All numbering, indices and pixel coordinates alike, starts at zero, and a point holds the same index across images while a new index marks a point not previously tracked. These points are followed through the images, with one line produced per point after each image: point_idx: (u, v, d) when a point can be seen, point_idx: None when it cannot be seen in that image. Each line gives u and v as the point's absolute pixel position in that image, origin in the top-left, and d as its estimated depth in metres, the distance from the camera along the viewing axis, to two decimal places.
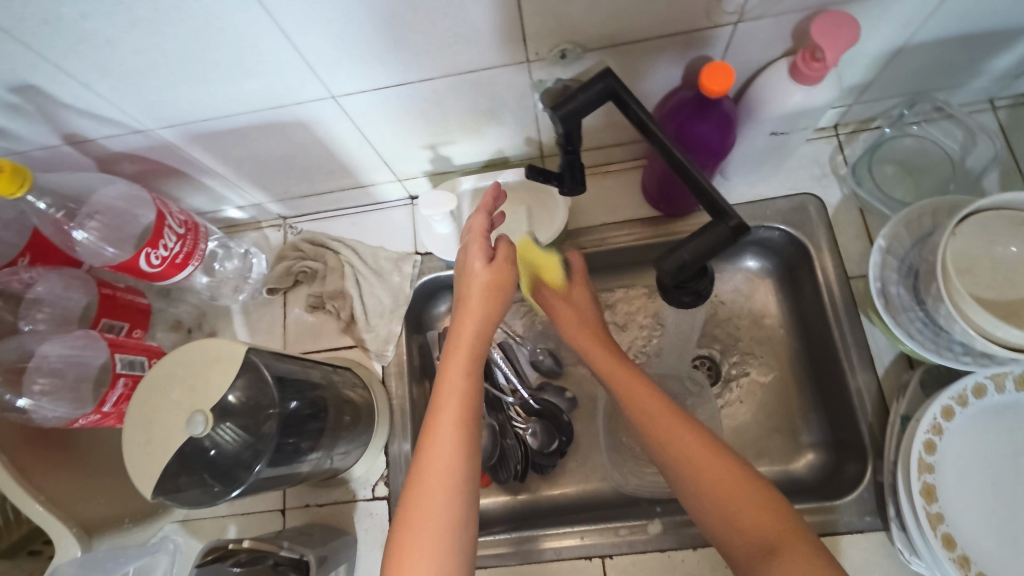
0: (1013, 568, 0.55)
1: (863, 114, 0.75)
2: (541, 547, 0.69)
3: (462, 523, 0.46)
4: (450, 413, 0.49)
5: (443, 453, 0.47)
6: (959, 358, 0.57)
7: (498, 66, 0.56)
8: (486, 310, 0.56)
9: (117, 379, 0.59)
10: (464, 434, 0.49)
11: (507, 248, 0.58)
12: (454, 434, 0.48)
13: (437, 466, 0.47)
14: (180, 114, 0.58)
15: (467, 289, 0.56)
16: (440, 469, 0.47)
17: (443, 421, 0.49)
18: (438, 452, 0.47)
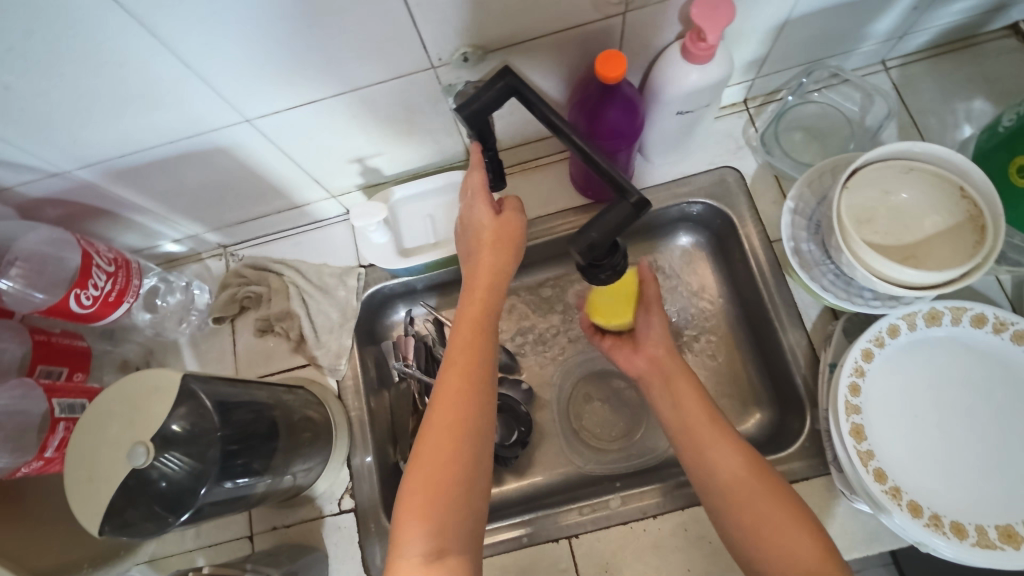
0: (942, 493, 0.58)
1: (768, 86, 0.79)
2: (553, 525, 0.70)
3: (467, 484, 0.47)
4: (463, 375, 0.50)
5: (451, 415, 0.48)
6: (869, 302, 0.63)
7: (407, 74, 0.58)
8: (495, 266, 0.56)
9: (56, 424, 0.60)
10: (476, 395, 0.50)
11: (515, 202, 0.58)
12: (465, 398, 0.49)
13: (449, 430, 0.48)
14: (96, 152, 0.58)
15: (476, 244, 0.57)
16: (450, 434, 0.48)
17: (455, 383, 0.50)
18: (447, 417, 0.48)
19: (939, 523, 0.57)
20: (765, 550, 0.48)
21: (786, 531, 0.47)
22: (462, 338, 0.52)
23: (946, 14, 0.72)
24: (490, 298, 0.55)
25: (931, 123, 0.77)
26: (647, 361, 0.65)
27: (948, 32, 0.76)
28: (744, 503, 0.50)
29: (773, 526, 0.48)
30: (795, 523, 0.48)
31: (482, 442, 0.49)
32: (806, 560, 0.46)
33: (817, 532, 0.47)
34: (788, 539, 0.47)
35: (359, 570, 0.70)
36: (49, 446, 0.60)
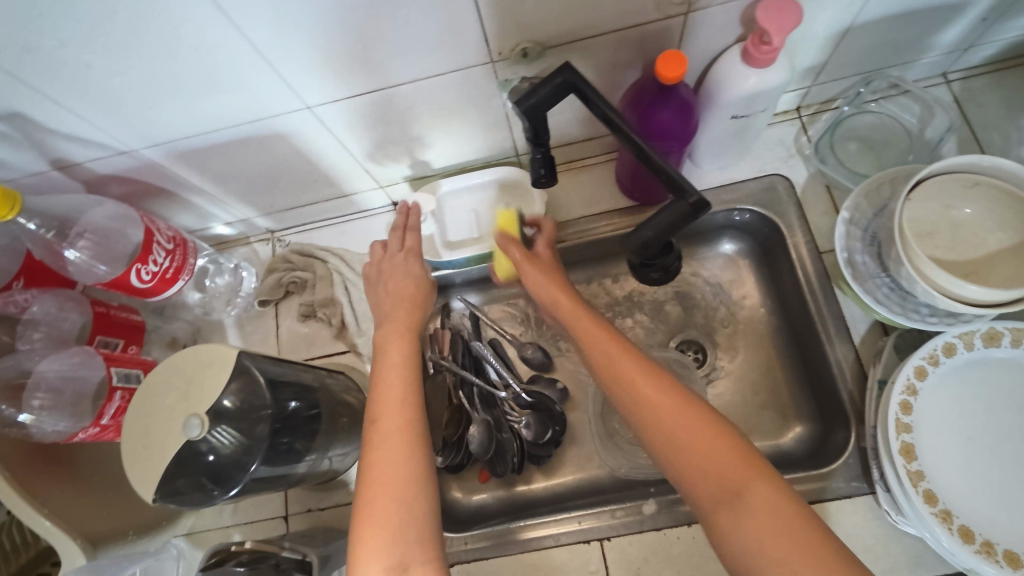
0: (997, 519, 0.56)
1: (823, 95, 0.78)
2: (536, 536, 0.70)
3: (414, 492, 0.47)
4: (395, 386, 0.53)
5: (389, 424, 0.50)
6: (926, 318, 0.61)
7: (465, 68, 0.59)
8: (415, 304, 0.63)
9: (113, 392, 0.61)
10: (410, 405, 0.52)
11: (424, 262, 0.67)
12: (405, 406, 0.52)
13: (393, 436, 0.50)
14: (162, 133, 0.60)
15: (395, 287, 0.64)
16: (390, 443, 0.49)
17: (389, 396, 0.52)
18: (393, 426, 0.50)
19: (992, 550, 0.55)
20: (688, 466, 0.47)
21: (705, 446, 0.46)
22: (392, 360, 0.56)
23: (1016, 27, 0.69)
24: (413, 322, 0.60)
25: (994, 138, 0.75)
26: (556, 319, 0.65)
27: (1017, 45, 0.74)
28: (665, 426, 0.49)
29: (689, 443, 0.47)
30: (714, 436, 0.47)
31: (420, 445, 0.50)
32: (728, 470, 0.45)
33: (737, 439, 0.47)
34: (709, 454, 0.46)
35: None
36: (106, 413, 0.61)
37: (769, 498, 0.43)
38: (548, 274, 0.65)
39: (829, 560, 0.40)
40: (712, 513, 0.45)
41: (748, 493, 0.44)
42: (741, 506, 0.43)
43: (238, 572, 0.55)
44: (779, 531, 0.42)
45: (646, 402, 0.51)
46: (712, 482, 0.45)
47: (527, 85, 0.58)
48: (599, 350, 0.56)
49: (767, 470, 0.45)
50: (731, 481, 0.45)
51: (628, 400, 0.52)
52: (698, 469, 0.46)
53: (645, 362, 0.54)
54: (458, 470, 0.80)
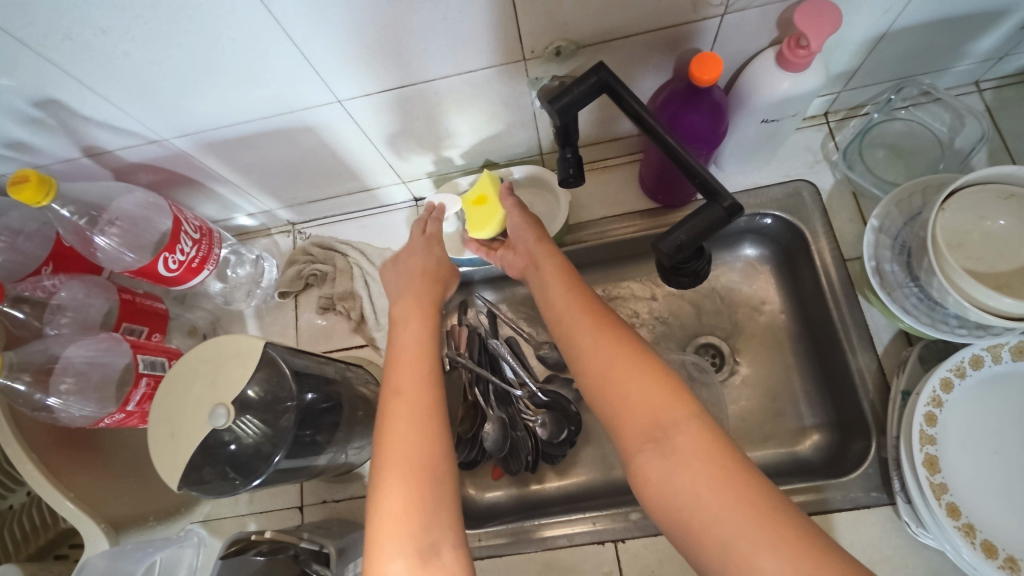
0: (1019, 535, 0.55)
1: (852, 101, 0.77)
2: (551, 535, 0.70)
3: (433, 469, 0.47)
4: (413, 363, 0.53)
5: (405, 396, 0.50)
6: (953, 330, 0.59)
7: (496, 65, 0.59)
8: (433, 279, 0.62)
9: (140, 378, 0.62)
10: (427, 379, 0.52)
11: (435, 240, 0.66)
12: (422, 381, 0.52)
13: (411, 408, 0.50)
14: (193, 123, 0.60)
15: (413, 265, 0.63)
16: (408, 418, 0.49)
17: (406, 370, 0.52)
18: (414, 398, 0.50)
19: (1015, 565, 0.54)
20: (622, 410, 0.47)
21: (637, 384, 0.47)
22: (407, 333, 0.56)
23: None
24: (432, 299, 0.60)
25: None
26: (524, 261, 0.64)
27: None
28: (606, 369, 0.49)
29: (625, 382, 0.47)
30: (647, 374, 0.47)
31: (436, 420, 0.50)
32: (658, 409, 0.45)
33: (669, 380, 0.47)
34: (641, 397, 0.46)
35: None
36: (131, 399, 0.62)
37: (695, 438, 0.43)
38: (521, 215, 0.65)
39: (749, 496, 0.40)
40: (639, 453, 0.45)
41: (675, 431, 0.44)
42: (665, 446, 0.44)
43: (258, 561, 0.56)
44: (701, 467, 0.42)
45: (588, 346, 0.51)
46: (641, 422, 0.45)
47: (558, 84, 0.57)
48: (555, 297, 0.57)
49: (697, 409, 0.45)
50: (659, 420, 0.45)
51: (574, 345, 0.52)
52: (629, 407, 0.46)
53: (593, 309, 0.54)
54: (472, 466, 0.81)
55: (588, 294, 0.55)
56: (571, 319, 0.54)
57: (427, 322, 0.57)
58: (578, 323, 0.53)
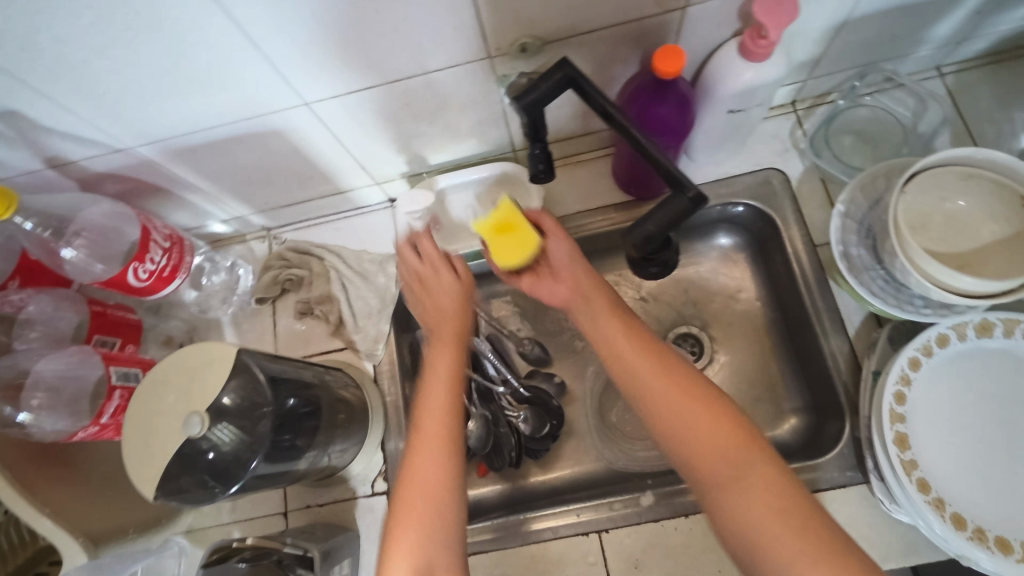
0: (988, 507, 0.57)
1: (818, 89, 0.78)
2: (537, 528, 0.70)
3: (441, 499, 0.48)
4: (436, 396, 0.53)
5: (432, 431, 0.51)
6: (920, 309, 0.62)
7: (462, 63, 0.59)
8: (451, 297, 0.59)
9: (113, 391, 0.61)
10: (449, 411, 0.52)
11: (444, 258, 0.61)
12: (445, 416, 0.52)
13: (432, 440, 0.50)
14: (157, 130, 0.59)
15: (427, 288, 0.61)
16: (430, 447, 0.50)
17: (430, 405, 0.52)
18: (434, 429, 0.51)
19: (983, 537, 0.56)
20: (688, 448, 0.48)
21: (704, 427, 0.48)
22: (434, 363, 0.55)
23: (1010, 20, 0.70)
24: (458, 327, 0.58)
25: (987, 131, 0.76)
26: (568, 287, 0.60)
27: (1009, 39, 0.75)
28: (670, 407, 0.49)
29: (687, 421, 0.48)
30: (712, 415, 0.48)
31: (451, 479, 0.49)
32: (731, 452, 0.46)
33: (738, 421, 0.48)
34: (710, 436, 0.47)
35: None
36: (105, 412, 0.61)
37: (766, 477, 0.45)
38: (563, 241, 0.60)
39: (820, 536, 0.42)
40: (715, 496, 0.46)
41: (751, 475, 0.45)
42: (740, 489, 0.45)
43: (241, 569, 0.56)
44: (777, 511, 0.43)
45: (650, 384, 0.51)
46: (716, 465, 0.46)
47: (524, 82, 0.58)
48: (606, 329, 0.56)
49: (766, 453, 0.46)
50: (732, 463, 0.46)
51: (632, 382, 0.52)
52: (702, 450, 0.47)
53: (649, 343, 0.54)
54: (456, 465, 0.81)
55: (642, 330, 0.56)
56: (626, 355, 0.54)
57: (450, 348, 0.56)
58: (636, 360, 0.53)
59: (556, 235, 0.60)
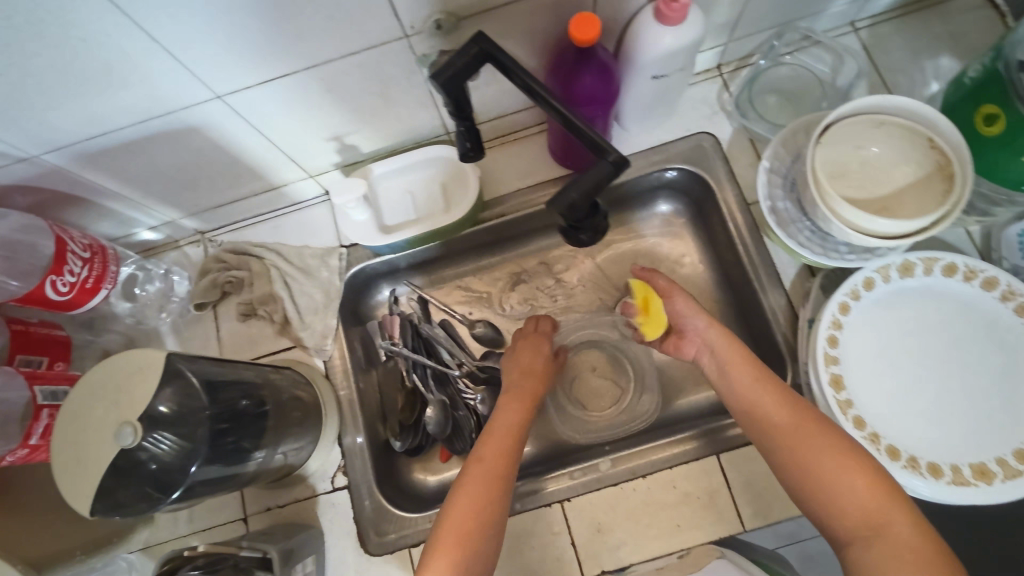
0: (918, 437, 0.60)
1: (740, 51, 0.79)
2: None
3: (482, 522, 0.55)
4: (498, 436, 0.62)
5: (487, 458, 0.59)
6: (845, 256, 0.64)
7: (378, 45, 0.57)
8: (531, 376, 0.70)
9: (40, 411, 0.59)
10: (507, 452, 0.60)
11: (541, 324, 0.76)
12: (505, 456, 0.60)
13: (487, 469, 0.58)
14: (62, 135, 0.57)
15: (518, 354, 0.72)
16: (483, 478, 0.57)
17: (494, 442, 0.61)
18: (491, 460, 0.59)
19: (916, 464, 0.59)
20: (830, 501, 0.51)
21: (850, 484, 0.50)
22: (506, 410, 0.65)
23: None
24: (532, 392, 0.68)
25: (900, 81, 0.78)
26: (698, 347, 0.65)
27: None
28: (811, 460, 0.52)
29: (834, 478, 0.51)
30: (860, 473, 0.51)
31: (503, 486, 0.57)
32: (874, 507, 0.49)
33: (883, 479, 0.50)
34: (856, 491, 0.50)
35: (354, 543, 0.71)
36: (34, 433, 0.59)
37: (907, 534, 0.47)
38: (682, 303, 0.67)
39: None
40: (850, 543, 0.49)
41: (890, 530, 0.48)
42: (878, 541, 0.48)
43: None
44: (913, 563, 0.46)
45: (791, 436, 0.54)
46: (854, 517, 0.49)
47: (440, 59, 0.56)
48: (743, 382, 0.59)
49: (909, 510, 0.49)
50: (872, 517, 0.49)
51: (773, 436, 0.56)
52: (844, 499, 0.50)
53: (794, 402, 0.57)
54: (417, 452, 0.80)
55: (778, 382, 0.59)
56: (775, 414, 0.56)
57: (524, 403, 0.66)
58: (775, 410, 0.56)
59: (675, 295, 0.68)
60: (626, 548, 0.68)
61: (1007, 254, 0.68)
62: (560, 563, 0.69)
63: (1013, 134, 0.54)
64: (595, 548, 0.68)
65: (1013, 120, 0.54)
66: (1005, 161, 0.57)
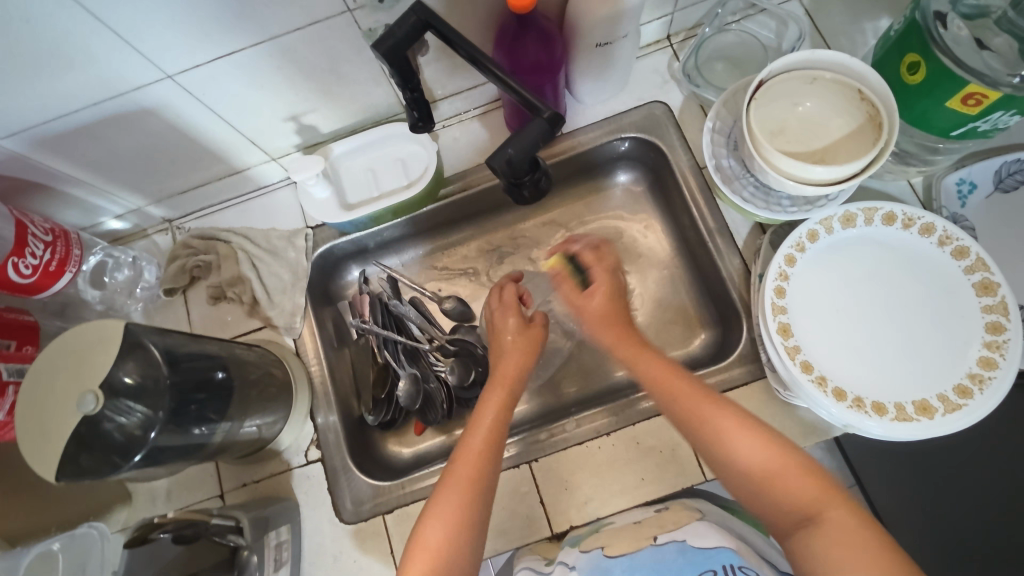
0: (863, 378, 0.63)
1: (687, 21, 0.81)
2: None
3: (464, 528, 0.53)
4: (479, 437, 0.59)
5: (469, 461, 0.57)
6: (787, 209, 0.68)
7: (322, 19, 0.59)
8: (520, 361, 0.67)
9: (5, 388, 0.62)
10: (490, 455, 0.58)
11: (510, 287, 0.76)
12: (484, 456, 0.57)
13: (467, 468, 0.56)
14: (18, 120, 0.58)
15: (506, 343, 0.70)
16: (461, 481, 0.55)
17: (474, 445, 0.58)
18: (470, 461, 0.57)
19: (861, 404, 0.62)
20: (767, 497, 0.50)
21: (783, 477, 0.49)
22: (489, 404, 0.62)
23: None
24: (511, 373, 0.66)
25: (842, 44, 0.80)
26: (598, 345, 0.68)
27: None
28: (741, 455, 0.51)
29: (768, 473, 0.50)
30: (791, 465, 0.50)
31: (484, 484, 0.56)
32: (808, 499, 0.48)
33: (815, 469, 0.49)
34: (789, 483, 0.49)
35: (330, 513, 0.73)
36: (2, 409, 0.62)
37: (844, 522, 0.46)
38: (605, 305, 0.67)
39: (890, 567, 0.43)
40: (790, 536, 0.48)
41: (824, 520, 0.46)
42: (815, 530, 0.46)
43: (162, 538, 0.59)
44: (854, 550, 0.44)
45: (720, 432, 0.53)
46: (791, 508, 0.48)
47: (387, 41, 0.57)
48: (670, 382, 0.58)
49: (842, 497, 0.47)
50: (809, 509, 0.48)
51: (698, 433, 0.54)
52: (779, 492, 0.49)
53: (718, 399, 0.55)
54: (391, 426, 0.82)
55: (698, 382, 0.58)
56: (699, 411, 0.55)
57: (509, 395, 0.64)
58: (704, 408, 0.55)
59: (596, 292, 0.68)
60: (593, 504, 0.70)
61: (947, 203, 0.71)
62: (530, 521, 0.70)
63: (934, 83, 0.57)
64: (562, 504, 0.71)
65: (933, 69, 0.56)
66: (931, 109, 0.59)
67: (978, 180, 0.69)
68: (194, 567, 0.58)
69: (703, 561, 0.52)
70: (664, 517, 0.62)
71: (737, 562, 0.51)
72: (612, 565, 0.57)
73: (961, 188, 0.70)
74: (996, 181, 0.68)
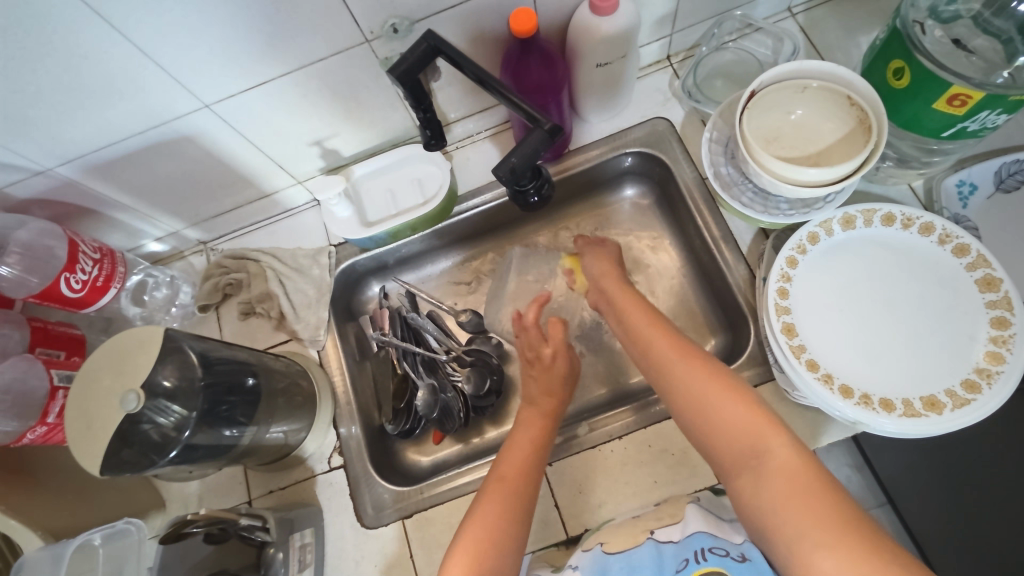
0: (870, 375, 0.63)
1: (686, 42, 0.85)
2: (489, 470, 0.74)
3: (502, 538, 0.55)
4: (510, 467, 0.61)
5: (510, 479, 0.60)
6: (785, 212, 0.71)
7: (344, 50, 0.65)
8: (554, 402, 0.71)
9: (56, 391, 0.68)
10: (523, 476, 0.61)
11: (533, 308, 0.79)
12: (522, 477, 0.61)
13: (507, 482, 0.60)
14: (75, 147, 0.65)
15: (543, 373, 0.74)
16: (497, 493, 0.59)
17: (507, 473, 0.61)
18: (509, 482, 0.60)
19: (869, 401, 0.62)
20: (716, 437, 0.53)
21: (732, 413, 0.52)
22: (529, 425, 0.67)
23: None
24: (551, 408, 0.70)
25: (837, 57, 0.83)
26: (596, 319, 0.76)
27: None
28: (692, 395, 0.55)
29: (718, 410, 0.53)
30: (743, 405, 0.52)
31: (523, 499, 0.59)
32: (752, 432, 0.51)
33: (758, 406, 0.52)
34: (732, 417, 0.52)
35: (353, 519, 0.75)
36: (51, 413, 0.67)
37: (788, 458, 0.48)
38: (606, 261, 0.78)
39: (823, 509, 0.45)
40: (739, 478, 0.51)
41: (768, 455, 0.49)
42: (760, 465, 0.49)
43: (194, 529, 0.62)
44: (791, 487, 0.47)
45: (678, 377, 0.57)
46: (736, 448, 0.51)
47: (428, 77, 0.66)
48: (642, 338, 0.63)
49: (785, 432, 0.50)
50: (754, 446, 0.50)
51: (660, 379, 0.59)
52: (720, 434, 0.52)
53: (676, 348, 0.59)
54: (410, 436, 0.82)
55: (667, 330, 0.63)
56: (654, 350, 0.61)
57: (545, 420, 0.68)
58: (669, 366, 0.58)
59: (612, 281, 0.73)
60: (606, 506, 0.71)
61: (948, 204, 0.71)
62: (545, 525, 0.71)
63: (919, 84, 0.59)
64: (577, 508, 0.72)
65: (915, 73, 0.59)
66: (921, 111, 0.62)
67: (978, 181, 0.70)
68: (228, 563, 0.62)
69: (678, 551, 0.54)
70: (662, 510, 0.62)
71: (709, 544, 0.53)
72: (610, 563, 0.57)
73: (962, 189, 0.71)
74: (996, 181, 0.69)
